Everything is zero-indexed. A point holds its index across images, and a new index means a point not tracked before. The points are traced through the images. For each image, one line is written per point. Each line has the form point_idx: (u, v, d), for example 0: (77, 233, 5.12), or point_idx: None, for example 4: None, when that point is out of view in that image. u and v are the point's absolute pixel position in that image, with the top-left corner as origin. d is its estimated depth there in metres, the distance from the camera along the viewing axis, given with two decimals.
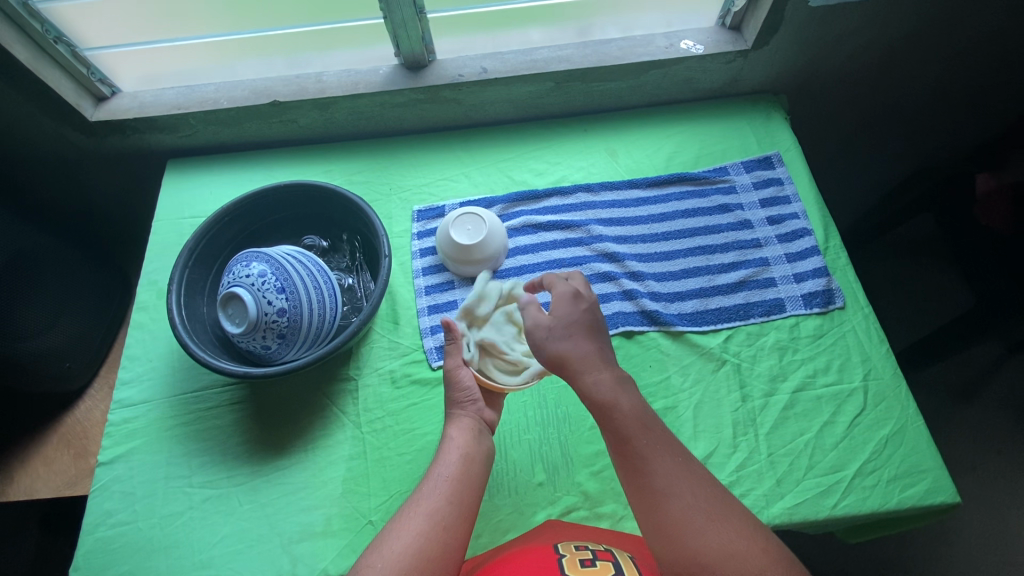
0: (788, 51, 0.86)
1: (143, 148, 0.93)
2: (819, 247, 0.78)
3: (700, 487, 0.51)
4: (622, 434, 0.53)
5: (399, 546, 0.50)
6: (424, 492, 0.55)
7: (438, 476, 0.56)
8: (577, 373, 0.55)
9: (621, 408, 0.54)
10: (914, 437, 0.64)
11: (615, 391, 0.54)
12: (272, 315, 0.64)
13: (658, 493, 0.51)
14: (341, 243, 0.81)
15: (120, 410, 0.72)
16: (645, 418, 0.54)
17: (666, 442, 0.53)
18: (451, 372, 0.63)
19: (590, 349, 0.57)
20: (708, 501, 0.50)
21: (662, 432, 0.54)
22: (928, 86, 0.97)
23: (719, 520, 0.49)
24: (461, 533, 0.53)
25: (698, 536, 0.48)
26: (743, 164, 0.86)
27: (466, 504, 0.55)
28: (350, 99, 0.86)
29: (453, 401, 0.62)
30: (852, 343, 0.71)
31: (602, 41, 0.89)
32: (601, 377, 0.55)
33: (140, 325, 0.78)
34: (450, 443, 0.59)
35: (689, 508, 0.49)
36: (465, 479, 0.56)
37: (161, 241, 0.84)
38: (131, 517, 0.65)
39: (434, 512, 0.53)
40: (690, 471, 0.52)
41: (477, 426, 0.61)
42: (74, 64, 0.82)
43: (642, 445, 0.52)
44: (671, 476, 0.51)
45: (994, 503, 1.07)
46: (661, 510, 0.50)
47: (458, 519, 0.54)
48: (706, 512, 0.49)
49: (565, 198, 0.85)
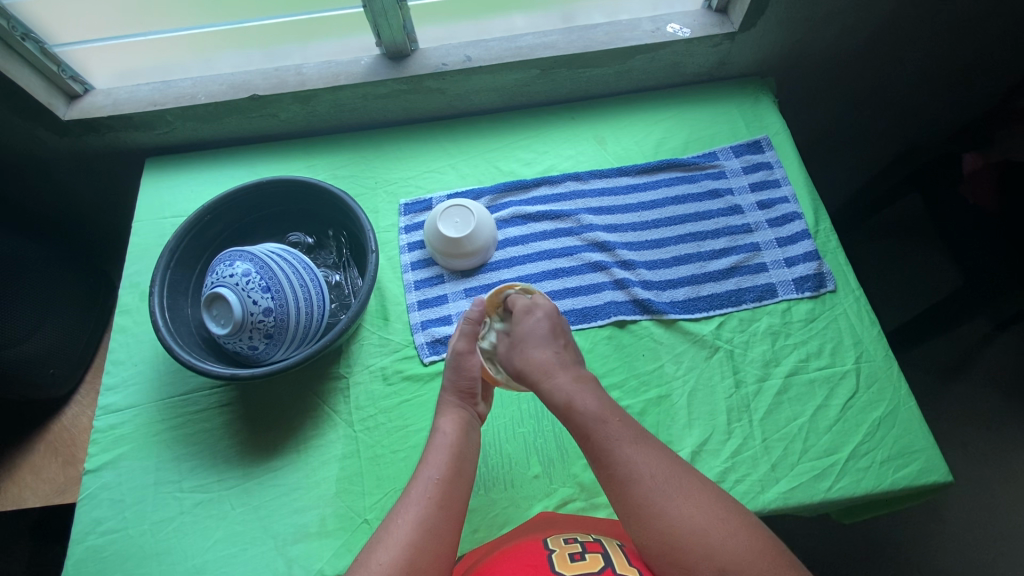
0: (775, 33, 0.85)
1: (121, 147, 0.90)
2: (809, 230, 0.78)
3: (664, 467, 0.51)
4: (582, 431, 0.54)
5: (389, 557, 0.49)
6: (412, 496, 0.53)
7: (426, 477, 0.54)
8: (538, 377, 0.57)
9: (580, 408, 0.54)
10: (905, 418, 0.64)
11: (571, 392, 0.55)
12: (258, 315, 0.62)
13: (621, 481, 0.51)
14: (328, 239, 0.79)
15: (106, 416, 0.70)
16: (606, 411, 0.54)
17: (626, 428, 0.53)
18: (461, 356, 0.61)
19: (549, 355, 0.58)
20: (673, 478, 0.51)
21: (621, 420, 0.54)
22: (915, 67, 0.96)
23: (685, 496, 0.49)
24: (451, 539, 0.52)
25: (665, 517, 0.49)
26: (732, 148, 0.85)
27: (455, 507, 0.54)
28: (331, 92, 0.84)
29: (454, 389, 0.61)
30: (844, 326, 0.71)
31: (586, 26, 0.87)
32: (558, 382, 0.56)
33: (124, 329, 0.76)
34: (440, 440, 0.57)
35: (654, 492, 0.50)
36: (455, 480, 0.55)
37: (143, 242, 0.82)
38: (121, 524, 0.64)
39: (424, 519, 0.51)
40: (657, 450, 0.53)
41: (468, 418, 0.60)
42: (44, 62, 0.80)
43: (604, 438, 0.52)
44: (631, 462, 0.51)
45: (984, 479, 1.08)
46: (627, 497, 0.50)
47: (448, 523, 0.52)
48: (667, 491, 0.50)
49: (554, 187, 0.84)
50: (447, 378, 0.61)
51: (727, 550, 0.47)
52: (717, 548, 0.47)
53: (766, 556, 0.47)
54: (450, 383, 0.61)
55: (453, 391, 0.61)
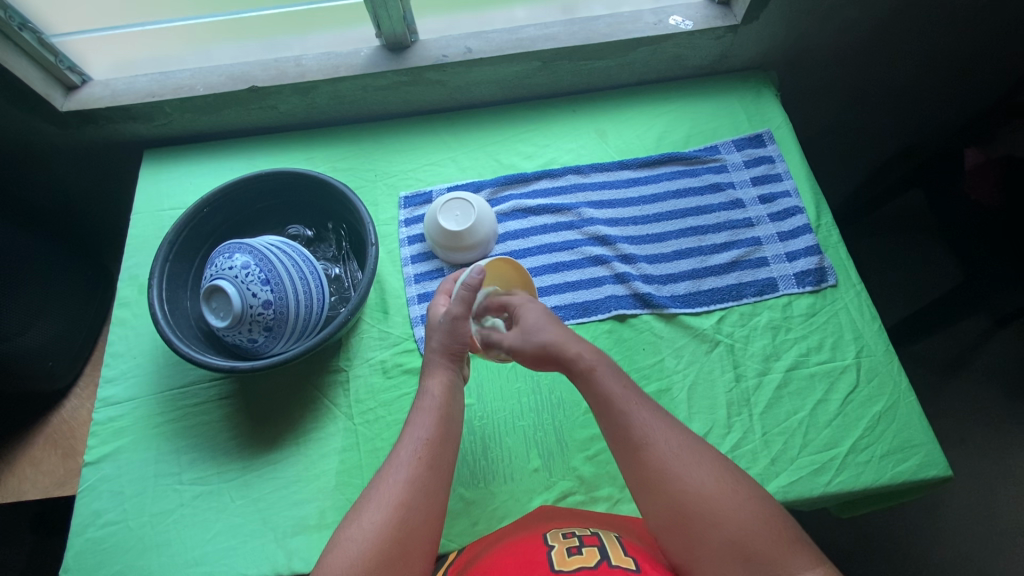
0: (777, 26, 0.85)
1: (120, 138, 0.90)
2: (811, 225, 0.77)
3: (676, 435, 0.52)
4: (601, 397, 0.54)
5: (380, 518, 0.49)
6: (402, 456, 0.53)
7: (415, 438, 0.54)
8: (558, 352, 0.56)
9: (602, 371, 0.55)
10: (906, 412, 0.65)
11: (592, 361, 0.55)
12: (257, 308, 0.62)
13: (637, 445, 0.52)
14: (327, 232, 0.79)
15: (106, 409, 0.70)
16: (620, 378, 0.55)
17: (643, 397, 0.55)
18: (457, 322, 0.57)
19: (558, 333, 0.57)
20: (685, 446, 0.51)
21: (637, 389, 0.55)
22: (918, 60, 0.96)
23: (695, 462, 0.50)
24: (441, 498, 0.52)
25: (676, 481, 0.49)
26: (734, 142, 0.85)
27: (443, 467, 0.54)
28: (331, 83, 0.83)
29: (444, 351, 0.58)
30: (845, 320, 0.71)
31: (589, 18, 0.86)
32: (581, 351, 0.56)
33: (123, 322, 0.76)
34: (427, 402, 0.56)
35: (668, 456, 0.51)
36: (443, 442, 0.55)
37: (141, 235, 0.82)
38: (121, 516, 0.64)
39: (413, 480, 0.51)
40: (668, 421, 0.54)
41: (456, 380, 0.59)
42: (41, 52, 0.79)
43: (620, 404, 0.53)
44: (647, 426, 0.52)
45: (982, 474, 1.09)
46: (642, 461, 0.51)
47: (437, 484, 0.52)
48: (682, 457, 0.51)
49: (555, 180, 0.84)
50: (437, 339, 0.58)
51: (736, 517, 0.47)
52: (724, 516, 0.47)
53: (772, 527, 0.47)
54: (440, 345, 0.58)
55: (442, 353, 0.58)
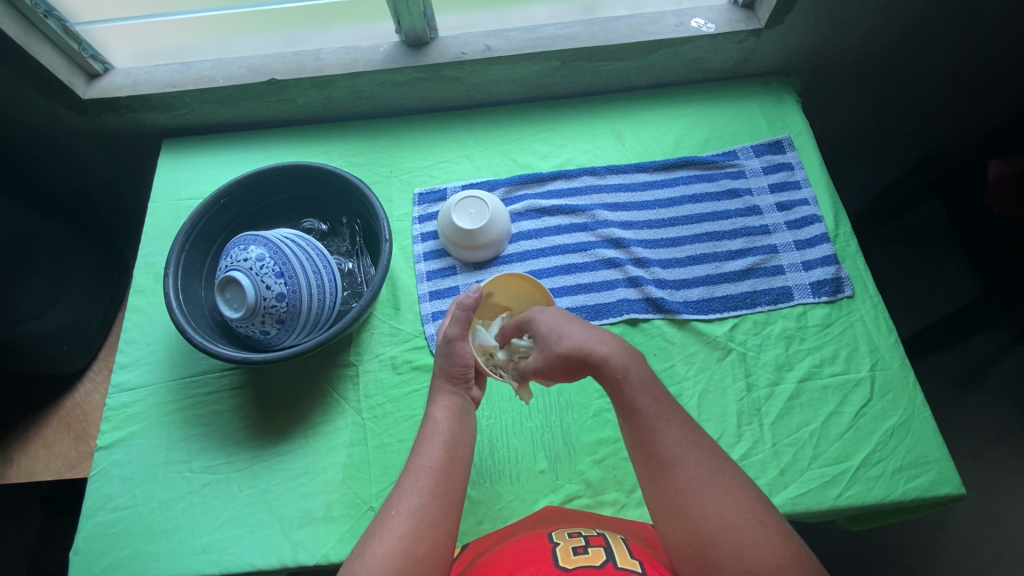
0: (801, 32, 0.84)
1: (140, 127, 0.91)
2: (829, 234, 0.76)
3: (706, 456, 0.51)
4: (631, 406, 0.53)
5: (384, 550, 0.48)
6: (406, 485, 0.53)
7: (420, 466, 0.54)
8: (589, 354, 0.55)
9: (632, 378, 0.54)
10: (921, 428, 0.64)
11: (624, 361, 0.55)
12: (271, 300, 0.62)
13: (662, 463, 0.51)
14: (341, 226, 0.79)
15: (119, 394, 0.71)
16: (652, 389, 0.54)
17: (676, 412, 0.54)
18: (455, 343, 0.58)
19: (588, 332, 0.57)
20: (717, 468, 0.50)
21: (670, 404, 0.54)
22: (945, 70, 0.94)
23: (722, 488, 0.49)
24: (449, 527, 0.51)
25: (697, 505, 0.48)
26: (753, 148, 0.84)
27: (450, 494, 0.53)
28: (349, 78, 0.83)
29: (445, 374, 0.59)
30: (860, 332, 0.70)
31: (610, 19, 0.86)
32: (610, 352, 0.55)
33: (137, 309, 0.77)
34: (432, 428, 0.56)
35: (693, 479, 0.50)
36: (449, 468, 0.54)
37: (158, 223, 0.83)
38: (131, 501, 0.65)
39: (419, 508, 0.51)
40: (700, 438, 0.52)
41: (462, 404, 0.59)
42: (65, 40, 0.80)
43: (651, 417, 0.53)
44: (677, 445, 0.51)
45: (993, 491, 1.07)
46: (667, 479, 0.50)
47: (444, 513, 0.51)
48: (706, 479, 0.49)
49: (570, 181, 0.84)
50: (438, 363, 0.59)
51: (758, 549, 0.46)
52: (744, 548, 0.46)
53: (797, 563, 0.46)
54: (441, 368, 0.59)
55: (445, 376, 0.59)
